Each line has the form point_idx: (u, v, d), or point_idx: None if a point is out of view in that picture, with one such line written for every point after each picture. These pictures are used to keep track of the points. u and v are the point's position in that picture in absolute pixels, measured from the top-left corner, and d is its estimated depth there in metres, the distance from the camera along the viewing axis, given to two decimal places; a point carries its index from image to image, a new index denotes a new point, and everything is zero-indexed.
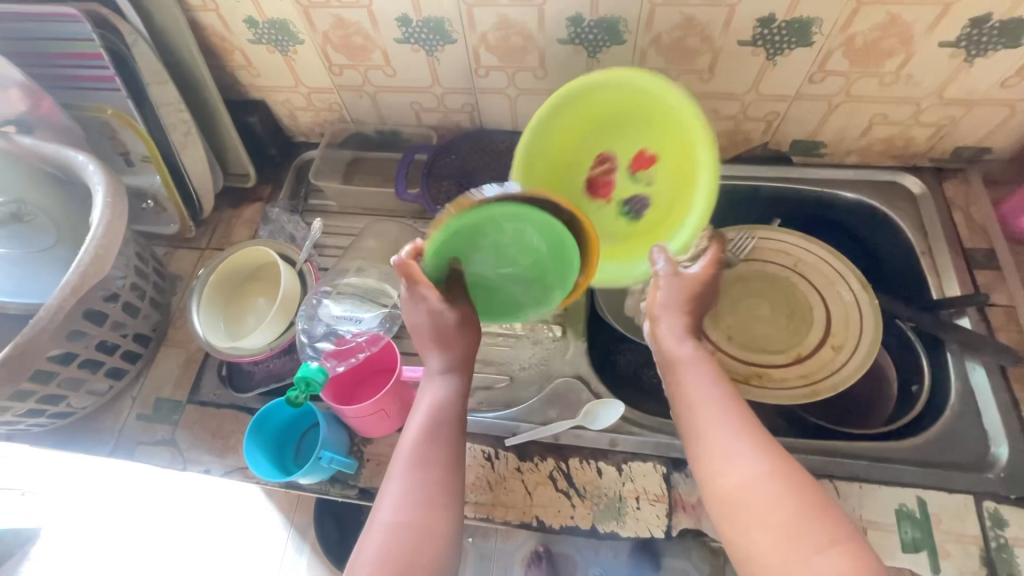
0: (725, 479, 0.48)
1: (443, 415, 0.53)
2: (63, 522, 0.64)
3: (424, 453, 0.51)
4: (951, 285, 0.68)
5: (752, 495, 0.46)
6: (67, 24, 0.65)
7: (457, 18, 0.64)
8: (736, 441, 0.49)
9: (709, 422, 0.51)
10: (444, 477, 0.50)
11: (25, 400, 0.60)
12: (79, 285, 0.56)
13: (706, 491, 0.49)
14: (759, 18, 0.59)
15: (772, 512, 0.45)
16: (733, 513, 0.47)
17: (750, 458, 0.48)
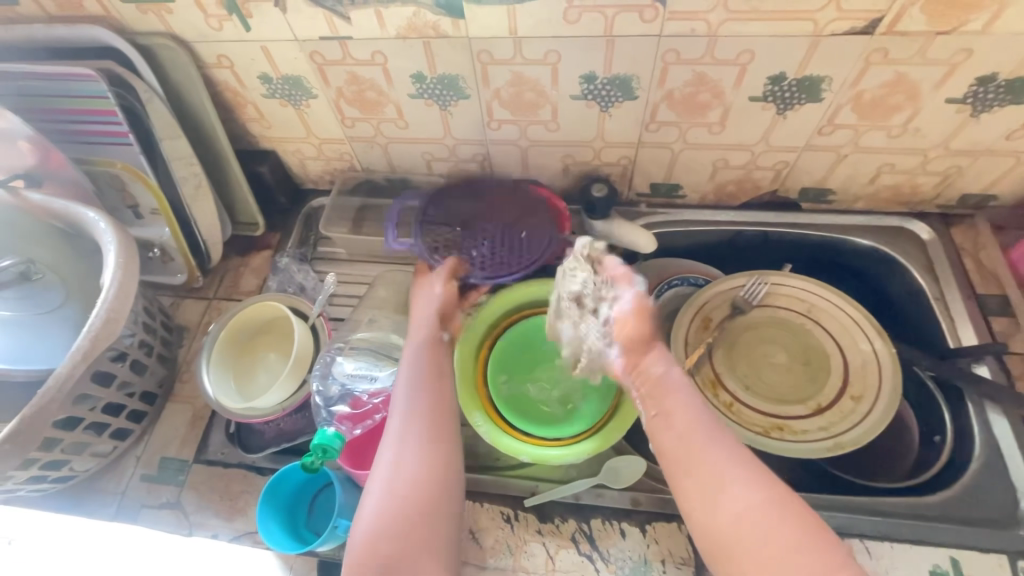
0: (721, 518, 0.48)
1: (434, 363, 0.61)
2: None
3: (416, 398, 0.58)
4: (966, 332, 0.68)
5: (749, 533, 0.46)
6: (80, 83, 0.65)
7: (471, 75, 0.64)
8: (732, 478, 0.49)
9: (702, 459, 0.51)
10: (441, 413, 0.57)
11: (28, 468, 0.58)
12: (89, 351, 0.54)
13: (701, 528, 0.49)
14: (770, 76, 0.60)
15: (769, 552, 0.45)
16: (730, 554, 0.47)
17: (745, 492, 0.48)
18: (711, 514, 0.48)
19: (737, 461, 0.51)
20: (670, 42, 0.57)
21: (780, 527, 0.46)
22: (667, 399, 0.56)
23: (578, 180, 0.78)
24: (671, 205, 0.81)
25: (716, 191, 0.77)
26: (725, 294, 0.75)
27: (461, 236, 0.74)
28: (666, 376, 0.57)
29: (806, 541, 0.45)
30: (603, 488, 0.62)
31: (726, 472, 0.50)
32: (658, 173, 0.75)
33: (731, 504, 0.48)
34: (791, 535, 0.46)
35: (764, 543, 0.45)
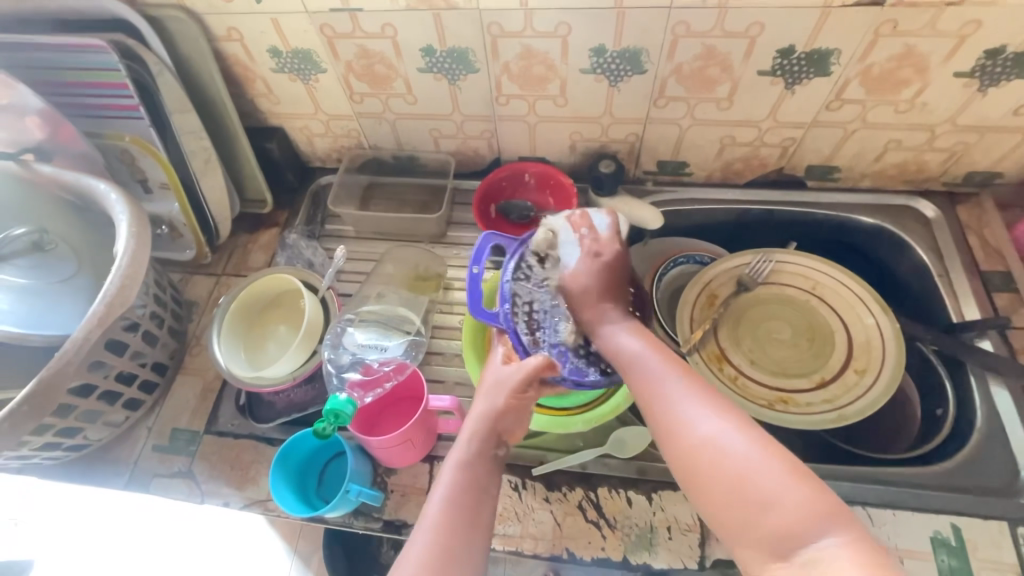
0: (687, 446, 0.46)
1: (479, 479, 0.51)
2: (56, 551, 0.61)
3: (450, 514, 0.48)
4: (970, 308, 0.69)
5: (716, 457, 0.45)
6: (92, 55, 0.65)
7: (480, 48, 0.65)
8: (695, 405, 0.48)
9: (661, 390, 0.50)
10: (467, 547, 0.47)
11: (42, 434, 0.59)
12: (105, 316, 0.55)
13: (670, 457, 0.48)
14: (779, 49, 0.60)
15: (727, 477, 0.44)
16: (699, 484, 0.45)
17: (709, 418, 0.47)
18: (676, 444, 0.47)
19: (697, 384, 0.50)
20: (680, 14, 0.58)
21: (742, 445, 0.45)
22: (630, 368, 0.53)
23: (586, 157, 0.79)
24: (678, 183, 0.81)
25: (723, 169, 0.77)
26: (729, 271, 0.76)
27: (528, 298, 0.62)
28: (619, 346, 0.55)
29: (770, 458, 0.44)
30: (608, 457, 0.63)
31: (686, 399, 0.49)
32: (665, 150, 0.75)
33: (696, 432, 0.46)
34: (753, 455, 0.44)
35: (729, 467, 0.44)
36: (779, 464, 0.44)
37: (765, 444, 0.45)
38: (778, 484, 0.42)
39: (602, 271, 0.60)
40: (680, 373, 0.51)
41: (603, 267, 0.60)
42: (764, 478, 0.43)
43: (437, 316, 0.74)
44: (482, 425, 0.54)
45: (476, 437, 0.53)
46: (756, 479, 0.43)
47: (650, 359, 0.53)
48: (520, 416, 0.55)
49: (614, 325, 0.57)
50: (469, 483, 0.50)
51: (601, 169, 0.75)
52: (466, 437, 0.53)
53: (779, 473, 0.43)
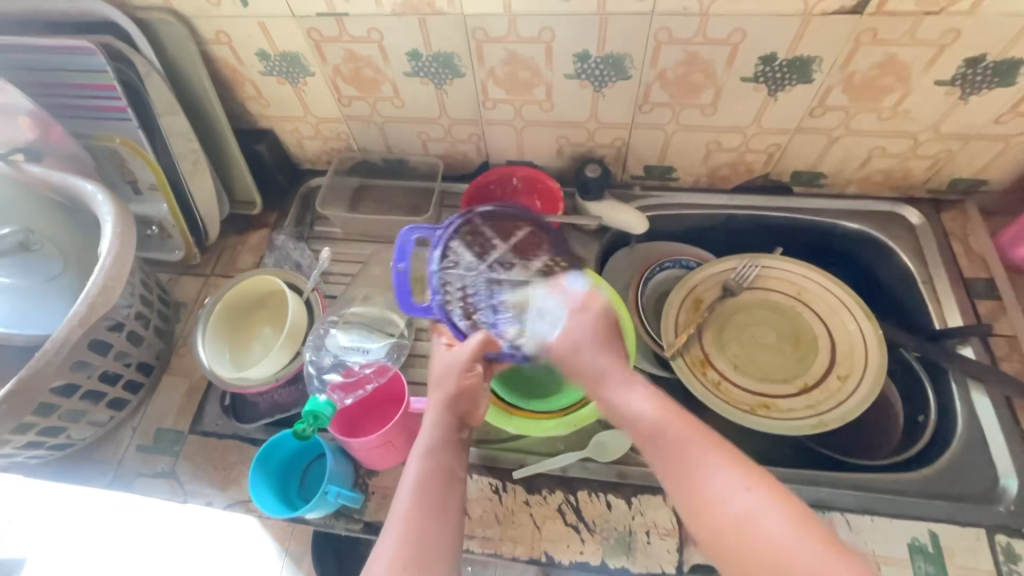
0: (717, 523, 0.44)
1: (444, 464, 0.51)
2: (49, 549, 0.62)
3: (419, 500, 0.49)
4: (952, 315, 0.69)
5: (749, 534, 0.42)
6: (80, 56, 0.66)
7: (465, 53, 0.65)
8: (723, 475, 0.45)
9: (689, 460, 0.47)
10: (440, 531, 0.47)
11: (25, 433, 0.59)
12: (86, 316, 0.56)
13: (699, 531, 0.45)
14: (761, 56, 0.60)
15: (762, 557, 0.42)
16: (735, 559, 0.43)
17: (740, 491, 0.44)
18: (707, 520, 0.45)
19: (725, 453, 0.47)
20: (662, 21, 0.58)
21: (775, 519, 0.42)
22: (654, 437, 0.50)
23: (573, 161, 0.79)
24: (665, 188, 0.81)
25: (709, 174, 0.78)
26: (715, 276, 0.76)
27: (464, 276, 0.63)
28: (632, 407, 0.52)
29: (803, 532, 0.42)
30: (589, 461, 0.63)
31: (714, 469, 0.46)
32: (651, 155, 0.76)
33: (727, 508, 0.44)
34: (788, 530, 0.42)
35: (764, 547, 0.42)
36: (812, 539, 0.42)
37: (798, 518, 0.43)
38: (816, 563, 0.40)
39: (592, 327, 0.57)
40: (705, 441, 0.48)
41: (594, 323, 0.58)
42: (802, 555, 0.41)
43: (422, 318, 0.75)
44: (440, 416, 0.54)
45: (437, 426, 0.53)
46: (794, 558, 0.41)
47: (674, 425, 0.49)
48: (479, 399, 0.56)
49: (626, 386, 0.53)
50: (433, 470, 0.50)
51: (586, 174, 0.75)
52: (428, 425, 0.53)
53: (815, 550, 0.41)
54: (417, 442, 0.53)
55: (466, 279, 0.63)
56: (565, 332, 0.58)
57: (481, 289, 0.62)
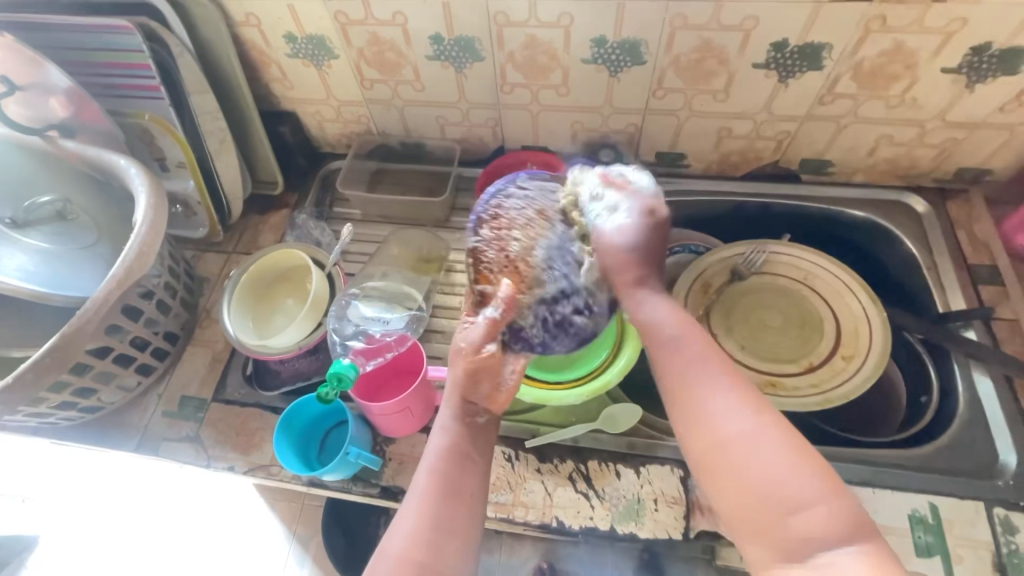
0: (715, 440, 0.46)
1: (460, 449, 0.51)
2: (83, 521, 0.74)
3: (440, 485, 0.49)
4: (956, 299, 0.71)
5: (743, 456, 0.45)
6: (119, 36, 0.69)
7: (487, 37, 0.67)
8: (722, 399, 0.48)
9: (693, 392, 0.49)
10: (456, 514, 0.49)
11: (60, 392, 0.62)
12: (124, 279, 0.58)
13: (695, 455, 0.48)
14: (773, 42, 0.63)
15: (767, 478, 0.44)
16: (729, 483, 0.45)
17: (737, 414, 0.47)
18: (703, 436, 0.47)
19: (737, 384, 0.49)
20: (678, 7, 0.60)
21: (774, 450, 0.45)
22: (667, 354, 0.52)
23: (587, 147, 0.81)
24: (675, 174, 0.83)
25: (719, 161, 0.80)
26: (724, 260, 0.78)
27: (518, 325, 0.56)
28: (651, 317, 0.54)
29: (800, 464, 0.44)
30: (599, 432, 0.65)
31: (713, 395, 0.48)
32: (663, 141, 0.78)
33: (727, 427, 0.46)
34: (787, 458, 0.44)
35: (756, 466, 0.44)
36: (812, 471, 0.44)
37: (804, 453, 0.45)
38: (807, 489, 0.43)
39: (653, 237, 0.58)
40: (712, 369, 0.50)
41: (651, 229, 0.58)
42: (792, 483, 0.44)
43: (439, 296, 0.77)
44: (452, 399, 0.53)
45: (453, 407, 0.53)
46: (782, 483, 0.44)
47: (688, 347, 0.51)
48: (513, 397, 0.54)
49: (649, 289, 0.56)
50: (449, 457, 0.51)
51: (602, 158, 0.79)
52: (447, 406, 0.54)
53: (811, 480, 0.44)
54: (438, 424, 0.54)
55: (519, 231, 0.59)
56: (622, 233, 0.57)
57: (541, 256, 0.58)
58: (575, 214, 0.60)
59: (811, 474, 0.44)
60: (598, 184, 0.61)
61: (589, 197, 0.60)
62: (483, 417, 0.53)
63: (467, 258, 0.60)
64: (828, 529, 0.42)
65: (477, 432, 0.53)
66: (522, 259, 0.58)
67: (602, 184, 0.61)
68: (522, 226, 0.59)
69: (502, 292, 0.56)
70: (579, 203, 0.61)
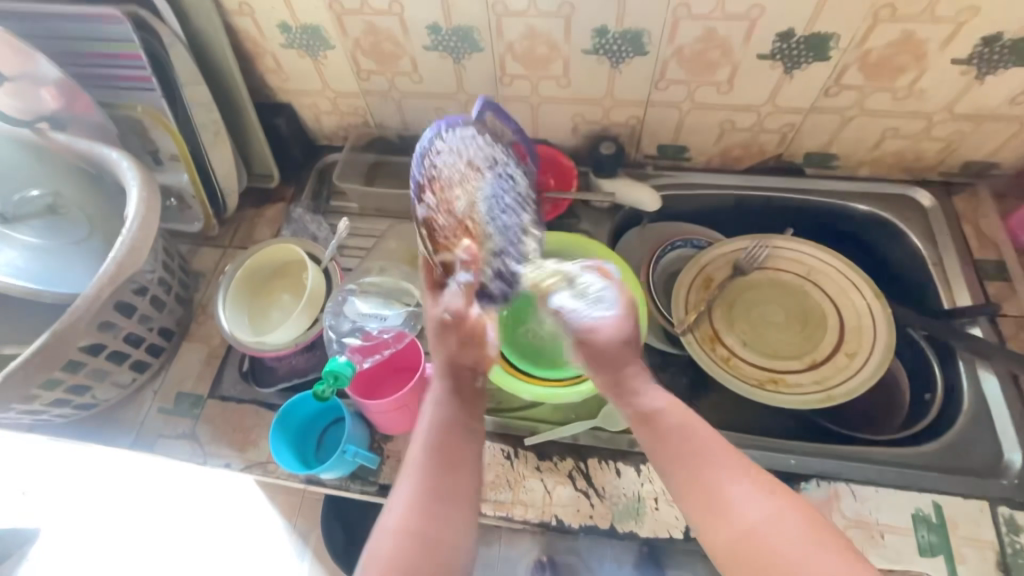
0: (735, 529, 0.47)
1: (457, 419, 0.54)
2: (64, 525, 0.71)
3: (439, 449, 0.52)
4: (961, 295, 0.70)
5: (766, 542, 0.46)
6: (109, 25, 0.67)
7: (485, 27, 0.66)
8: (740, 484, 0.49)
9: (709, 485, 0.49)
10: (455, 481, 0.51)
11: (53, 389, 0.61)
12: (115, 276, 0.57)
13: (715, 547, 0.48)
14: (779, 32, 0.61)
15: (794, 561, 0.44)
16: (756, 570, 0.45)
17: (756, 499, 0.48)
18: (725, 527, 0.47)
19: (750, 474, 0.50)
20: None
21: (795, 533, 0.46)
22: (673, 452, 0.52)
23: (587, 140, 0.80)
24: (678, 167, 0.82)
25: (722, 155, 0.79)
26: (726, 255, 0.77)
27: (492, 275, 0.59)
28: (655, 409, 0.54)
29: (821, 547, 0.45)
30: (599, 430, 0.65)
31: (727, 480, 0.49)
32: (665, 133, 0.77)
33: (745, 516, 0.47)
34: (809, 541, 0.45)
35: (781, 552, 0.45)
36: (833, 552, 0.45)
37: (819, 533, 0.46)
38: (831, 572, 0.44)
39: (635, 330, 0.56)
40: (723, 460, 0.50)
41: (627, 324, 0.55)
42: (817, 565, 0.44)
43: None
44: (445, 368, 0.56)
45: (447, 375, 0.56)
46: (808, 567, 0.44)
47: (708, 440, 0.51)
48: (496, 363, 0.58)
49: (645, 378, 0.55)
50: (444, 426, 0.53)
51: (602, 151, 0.77)
52: (441, 377, 0.56)
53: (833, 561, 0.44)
54: (431, 394, 0.56)
55: (456, 188, 0.58)
56: (611, 326, 0.55)
57: (485, 210, 0.59)
58: (501, 163, 0.62)
59: (833, 554, 0.45)
60: (599, 279, 0.57)
61: (580, 278, 0.57)
62: (478, 379, 0.56)
63: (420, 230, 0.56)
64: None
65: (471, 399, 0.56)
66: (470, 217, 0.58)
67: (604, 282, 0.57)
68: (460, 183, 0.58)
69: (466, 252, 0.57)
70: (501, 153, 0.62)
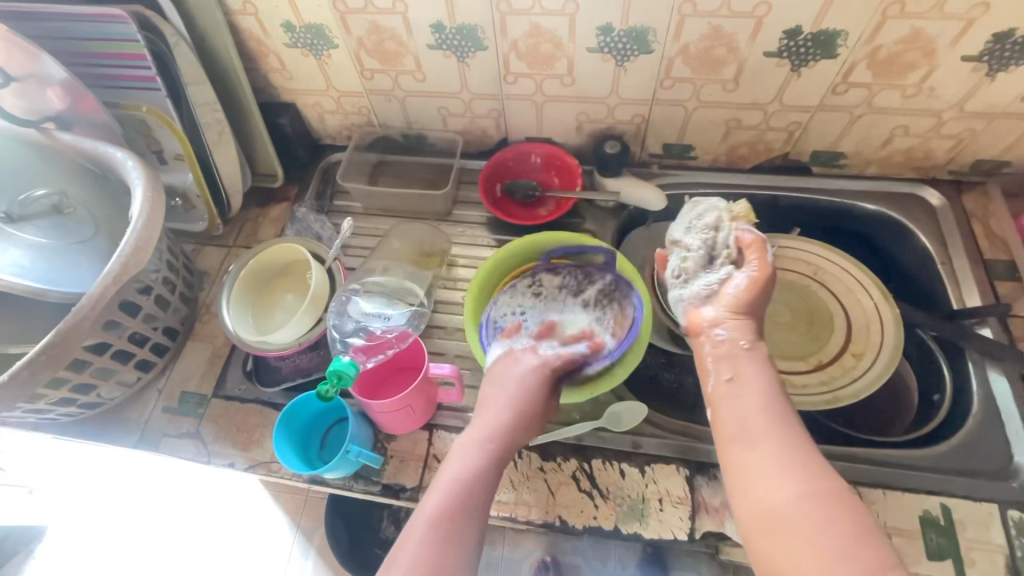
0: (769, 502, 0.46)
1: (483, 482, 0.52)
2: (82, 519, 0.76)
3: (457, 506, 0.49)
4: (971, 295, 0.69)
5: (795, 523, 0.44)
6: (114, 25, 0.67)
7: (489, 25, 0.66)
8: (784, 464, 0.46)
9: (752, 453, 0.48)
10: (466, 542, 0.48)
11: (58, 388, 0.61)
12: (120, 275, 0.57)
13: (742, 514, 0.47)
14: (785, 30, 0.60)
15: (820, 550, 0.42)
16: (778, 546, 0.44)
17: (799, 483, 0.45)
18: (758, 495, 0.46)
19: (802, 456, 0.47)
20: None
21: (831, 526, 0.43)
22: (728, 414, 0.51)
23: (592, 139, 0.80)
24: (682, 166, 0.81)
25: (728, 153, 0.78)
26: None
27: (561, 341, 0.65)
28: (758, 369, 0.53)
29: (858, 546, 0.42)
30: (603, 430, 0.64)
31: (773, 459, 0.47)
32: (671, 132, 0.76)
33: (782, 493, 0.45)
34: (844, 538, 0.42)
35: (807, 539, 0.43)
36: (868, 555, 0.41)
37: (859, 537, 0.42)
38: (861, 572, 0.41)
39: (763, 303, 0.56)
40: (772, 436, 0.48)
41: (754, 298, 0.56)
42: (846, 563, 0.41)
43: (441, 291, 0.76)
44: (489, 428, 0.55)
45: (486, 435, 0.55)
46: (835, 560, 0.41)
47: (766, 412, 0.50)
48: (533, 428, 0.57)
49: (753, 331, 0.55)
50: (472, 476, 0.51)
51: (606, 150, 0.76)
52: (479, 434, 0.55)
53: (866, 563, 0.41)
54: (464, 445, 0.54)
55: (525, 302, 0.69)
56: (747, 284, 0.56)
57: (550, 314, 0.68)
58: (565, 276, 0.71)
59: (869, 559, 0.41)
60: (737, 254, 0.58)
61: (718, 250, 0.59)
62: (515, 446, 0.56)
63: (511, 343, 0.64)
64: None
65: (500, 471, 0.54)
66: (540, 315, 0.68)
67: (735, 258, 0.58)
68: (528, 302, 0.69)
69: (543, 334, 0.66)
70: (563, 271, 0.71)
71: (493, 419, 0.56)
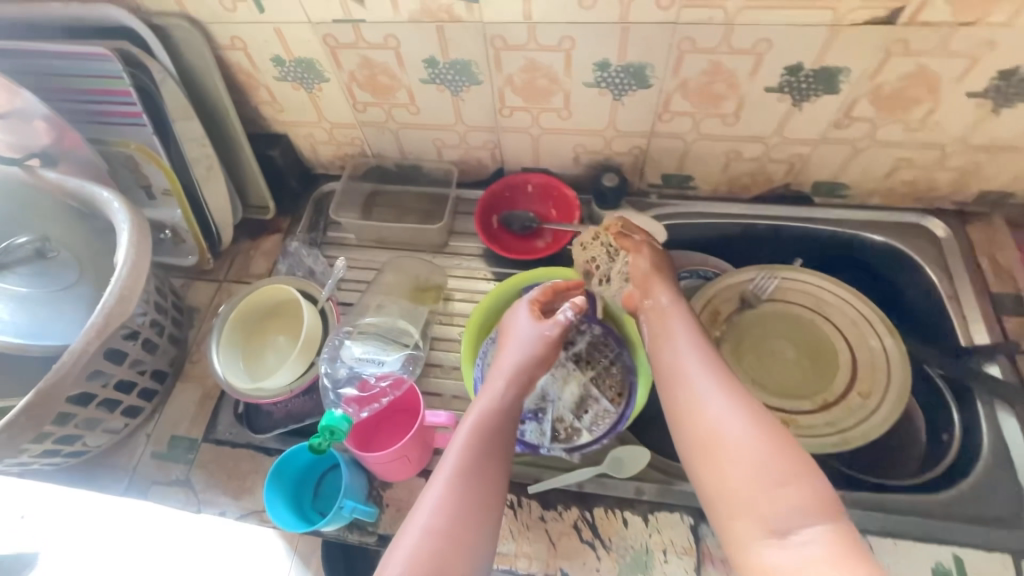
0: (704, 424, 0.50)
1: (500, 425, 0.54)
2: None
3: (479, 446, 0.52)
4: (978, 331, 0.68)
5: (726, 439, 0.48)
6: (97, 62, 0.65)
7: (483, 60, 0.64)
8: (713, 392, 0.51)
9: (685, 382, 0.53)
10: (489, 482, 0.50)
11: (42, 441, 0.60)
12: (103, 327, 0.55)
13: (683, 441, 0.51)
14: (787, 66, 0.59)
15: (751, 457, 0.47)
16: (717, 463, 0.48)
17: (726, 402, 0.50)
18: (694, 421, 0.50)
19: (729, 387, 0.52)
20: (685, 30, 0.57)
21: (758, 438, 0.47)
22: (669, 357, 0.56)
23: (589, 170, 0.78)
24: (681, 196, 0.80)
25: (729, 183, 0.76)
26: (734, 287, 0.74)
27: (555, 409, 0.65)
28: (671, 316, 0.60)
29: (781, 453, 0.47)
30: (605, 476, 0.63)
31: (703, 384, 0.52)
32: (669, 163, 0.75)
33: (712, 412, 0.50)
34: (764, 446, 0.47)
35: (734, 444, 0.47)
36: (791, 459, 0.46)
37: (780, 446, 0.47)
38: (788, 470, 0.45)
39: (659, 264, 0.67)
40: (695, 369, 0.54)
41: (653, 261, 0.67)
42: (771, 466, 0.46)
43: (437, 327, 0.75)
44: (502, 385, 0.57)
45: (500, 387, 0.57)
46: (763, 464, 0.46)
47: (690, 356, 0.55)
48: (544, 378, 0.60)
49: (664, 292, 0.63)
50: (490, 420, 0.54)
51: (604, 183, 0.75)
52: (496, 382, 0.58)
53: (789, 465, 0.46)
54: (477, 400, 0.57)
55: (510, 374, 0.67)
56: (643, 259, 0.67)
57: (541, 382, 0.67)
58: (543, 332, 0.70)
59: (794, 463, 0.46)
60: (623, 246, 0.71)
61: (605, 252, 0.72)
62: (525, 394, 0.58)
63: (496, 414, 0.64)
64: (802, 510, 0.43)
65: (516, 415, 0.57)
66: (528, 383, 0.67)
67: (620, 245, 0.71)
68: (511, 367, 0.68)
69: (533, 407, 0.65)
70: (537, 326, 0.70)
71: (504, 367, 0.59)
